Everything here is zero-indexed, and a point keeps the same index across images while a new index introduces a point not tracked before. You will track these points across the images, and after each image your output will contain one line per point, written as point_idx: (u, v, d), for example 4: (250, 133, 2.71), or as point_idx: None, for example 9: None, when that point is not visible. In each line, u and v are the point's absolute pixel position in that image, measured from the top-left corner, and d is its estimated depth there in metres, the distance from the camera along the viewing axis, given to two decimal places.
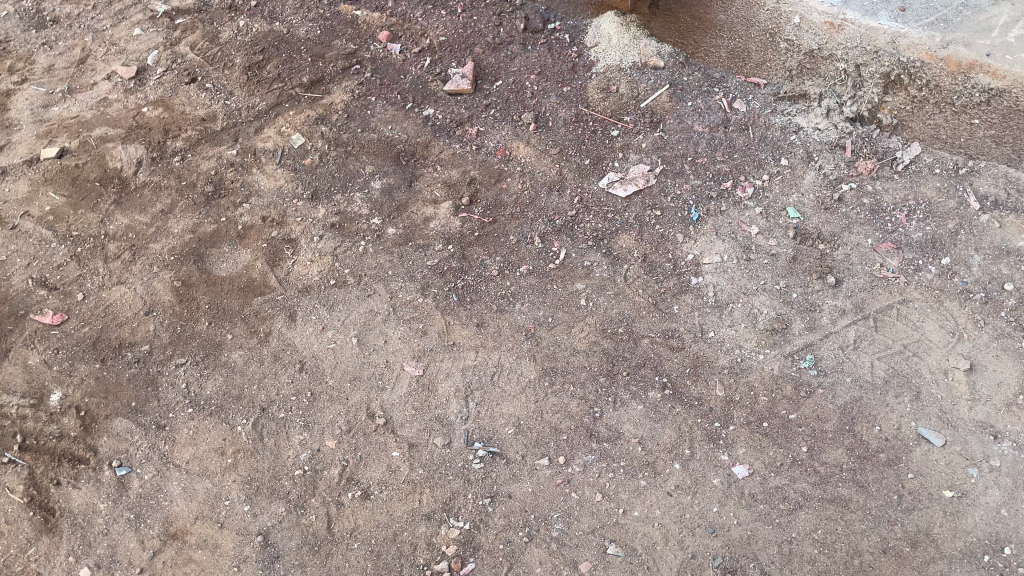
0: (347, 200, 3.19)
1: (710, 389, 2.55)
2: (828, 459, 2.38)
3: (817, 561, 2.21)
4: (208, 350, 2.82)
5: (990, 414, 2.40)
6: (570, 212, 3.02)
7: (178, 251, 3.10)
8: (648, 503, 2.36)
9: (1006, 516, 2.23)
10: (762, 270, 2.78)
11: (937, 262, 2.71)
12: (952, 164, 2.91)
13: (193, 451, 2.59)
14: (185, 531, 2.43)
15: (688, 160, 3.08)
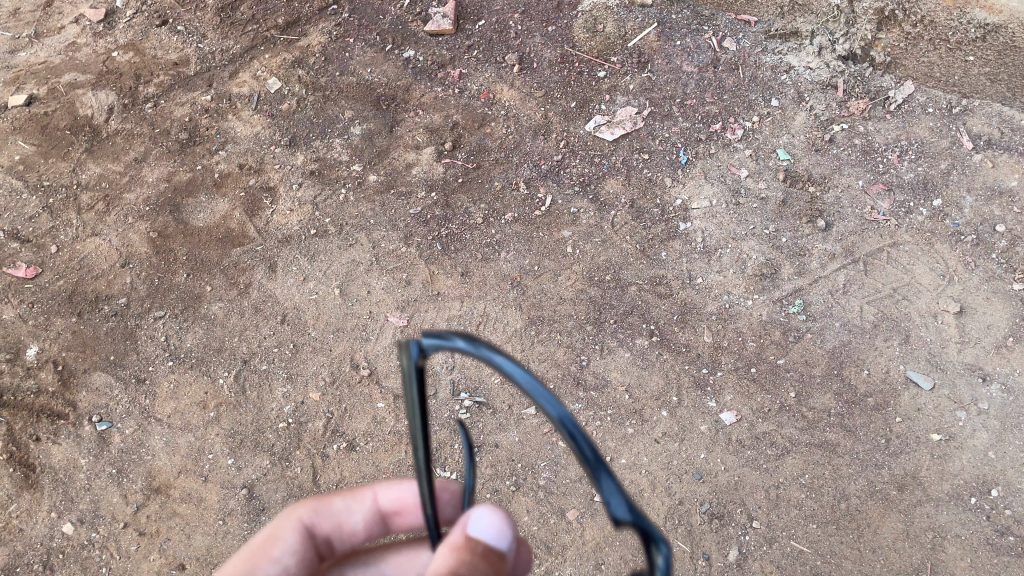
0: (326, 145, 3.10)
1: (698, 335, 2.52)
2: (816, 403, 2.37)
3: (804, 506, 2.22)
4: (187, 302, 2.77)
5: (979, 356, 2.38)
6: (556, 157, 2.95)
7: (153, 201, 3.02)
8: (636, 450, 2.35)
9: (994, 459, 2.23)
10: (752, 214, 2.71)
11: (929, 204, 2.65)
12: (946, 103, 2.82)
13: (174, 404, 2.55)
14: (169, 486, 2.41)
15: (677, 102, 2.98)
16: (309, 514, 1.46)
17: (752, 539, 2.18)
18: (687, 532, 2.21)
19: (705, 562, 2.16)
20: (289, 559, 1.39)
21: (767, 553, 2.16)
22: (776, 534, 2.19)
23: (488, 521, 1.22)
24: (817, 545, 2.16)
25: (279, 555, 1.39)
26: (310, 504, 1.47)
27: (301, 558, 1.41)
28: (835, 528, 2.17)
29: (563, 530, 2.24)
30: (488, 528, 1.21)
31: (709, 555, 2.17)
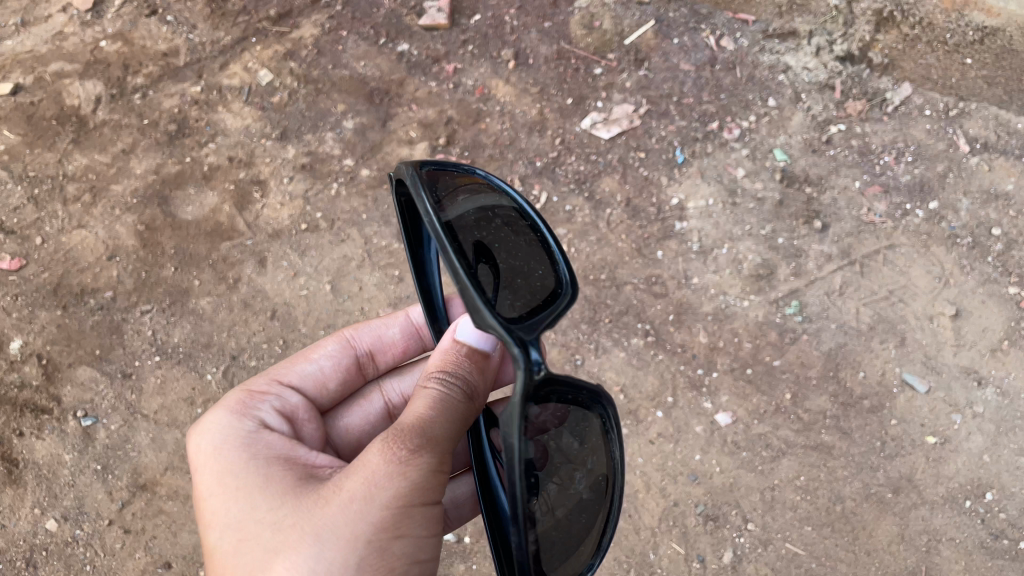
0: (318, 139, 3.06)
1: (693, 336, 2.49)
2: (812, 405, 2.35)
3: (799, 508, 2.22)
4: (175, 297, 2.74)
5: (975, 359, 2.37)
6: (552, 154, 2.92)
7: (141, 193, 2.97)
8: (631, 451, 2.34)
9: (988, 462, 2.24)
10: (748, 214, 2.69)
11: (926, 207, 2.63)
12: (943, 105, 2.79)
13: (161, 400, 2.56)
14: (155, 483, 2.43)
15: (674, 101, 2.96)
16: (349, 334, 1.81)
17: (747, 542, 2.20)
18: (681, 533, 2.22)
19: (700, 564, 2.18)
20: (326, 363, 1.73)
21: (762, 555, 2.18)
22: (770, 536, 2.20)
23: (469, 329, 1.45)
24: (812, 547, 2.18)
25: (318, 358, 1.73)
26: (352, 329, 1.82)
27: (338, 365, 1.75)
28: (830, 531, 2.19)
29: None
30: (468, 334, 1.44)
31: (704, 557, 2.19)
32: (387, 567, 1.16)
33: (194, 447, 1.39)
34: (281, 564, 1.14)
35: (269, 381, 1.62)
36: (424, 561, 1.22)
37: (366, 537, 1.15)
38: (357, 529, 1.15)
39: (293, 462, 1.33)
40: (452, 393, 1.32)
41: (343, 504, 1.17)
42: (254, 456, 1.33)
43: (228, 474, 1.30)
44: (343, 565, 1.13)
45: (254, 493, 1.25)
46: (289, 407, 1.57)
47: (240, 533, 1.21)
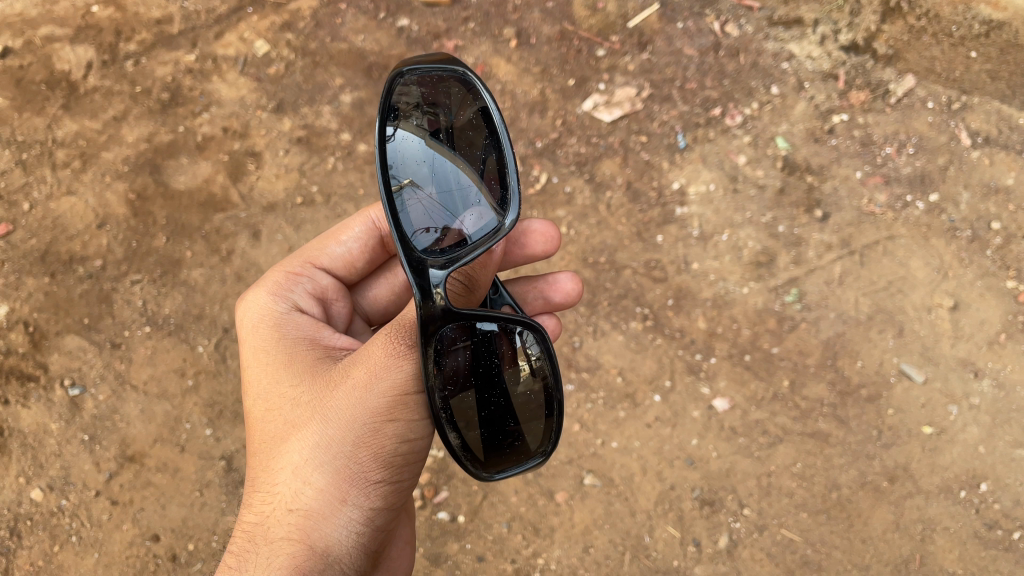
0: (315, 112, 2.99)
1: (692, 321, 2.48)
2: (809, 393, 2.36)
3: (795, 495, 2.23)
4: (166, 267, 2.70)
5: (972, 351, 2.38)
6: (552, 134, 2.87)
7: (132, 161, 2.91)
8: (627, 434, 2.33)
9: (984, 453, 2.25)
10: (749, 202, 2.65)
11: (926, 199, 2.61)
12: (946, 98, 2.76)
13: (151, 371, 2.53)
14: (143, 454, 2.41)
15: (676, 86, 2.90)
16: (376, 215, 1.82)
17: (742, 527, 2.21)
18: (677, 517, 2.23)
19: (695, 548, 2.20)
20: (354, 246, 1.81)
21: (757, 541, 2.19)
22: (766, 522, 2.21)
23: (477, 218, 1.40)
24: (807, 534, 2.19)
25: (347, 240, 1.81)
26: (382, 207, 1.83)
27: (365, 245, 1.83)
28: (826, 517, 2.20)
29: (553, 512, 2.26)
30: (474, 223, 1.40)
31: (699, 541, 2.20)
32: (379, 450, 1.32)
33: (241, 322, 1.61)
34: (296, 438, 1.34)
35: (302, 265, 1.76)
36: (416, 441, 1.37)
37: (359, 424, 1.30)
38: (352, 416, 1.31)
39: (318, 346, 1.50)
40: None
41: (345, 393, 1.33)
42: (285, 341, 1.52)
43: (263, 355, 1.50)
44: (340, 445, 1.31)
45: (279, 376, 1.44)
46: (318, 289, 1.73)
47: (266, 409, 1.41)
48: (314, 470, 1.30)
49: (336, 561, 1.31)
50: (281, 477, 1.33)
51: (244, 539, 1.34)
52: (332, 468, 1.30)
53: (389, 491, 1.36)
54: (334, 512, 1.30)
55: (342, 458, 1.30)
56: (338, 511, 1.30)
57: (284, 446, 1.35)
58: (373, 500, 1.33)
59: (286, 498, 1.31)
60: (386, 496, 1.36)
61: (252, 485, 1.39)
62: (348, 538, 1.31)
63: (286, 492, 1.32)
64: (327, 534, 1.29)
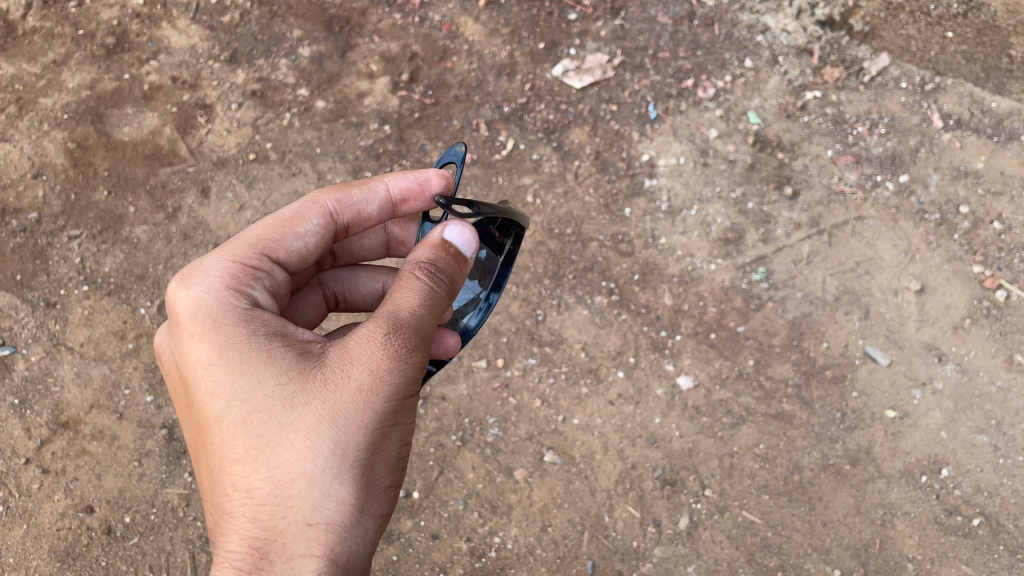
0: (270, 65, 2.82)
1: (658, 297, 2.41)
2: (774, 372, 2.32)
3: (757, 476, 2.20)
4: (107, 223, 2.56)
5: (937, 336, 2.35)
6: (520, 99, 2.74)
7: (72, 108, 2.73)
8: (589, 411, 2.27)
9: (946, 438, 2.23)
10: (719, 176, 2.58)
11: (896, 179, 2.57)
12: (919, 78, 2.70)
13: (88, 332, 2.40)
14: (78, 421, 2.29)
15: (649, 54, 2.79)
16: (332, 202, 1.48)
17: (703, 508, 2.17)
18: (638, 497, 2.18)
19: (655, 529, 2.15)
20: (312, 239, 1.44)
21: (718, 522, 2.16)
22: (727, 503, 2.18)
23: (459, 234, 1.37)
24: (768, 516, 2.16)
25: (304, 232, 1.43)
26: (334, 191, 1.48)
27: (322, 239, 1.47)
28: (787, 500, 2.18)
29: (510, 489, 2.20)
30: (458, 238, 1.36)
31: (659, 521, 2.16)
32: (385, 454, 1.18)
33: (174, 302, 1.22)
34: (299, 446, 1.11)
35: (251, 257, 1.33)
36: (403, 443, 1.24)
37: (373, 426, 1.15)
38: (368, 418, 1.14)
39: (284, 337, 1.22)
40: (438, 291, 1.27)
41: (355, 394, 1.14)
42: (254, 328, 1.19)
43: (218, 337, 1.17)
44: (355, 452, 1.13)
45: (252, 368, 1.15)
46: (273, 287, 1.36)
47: (243, 408, 1.13)
48: (331, 481, 1.11)
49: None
50: (292, 489, 1.10)
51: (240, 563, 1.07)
52: (349, 476, 1.12)
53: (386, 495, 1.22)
54: (352, 524, 1.13)
55: (359, 467, 1.13)
56: (357, 522, 1.14)
57: (285, 451, 1.11)
58: (379, 508, 1.19)
59: (300, 512, 1.10)
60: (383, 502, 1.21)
61: (231, 499, 1.12)
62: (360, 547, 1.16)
63: (298, 507, 1.10)
64: (348, 548, 1.12)
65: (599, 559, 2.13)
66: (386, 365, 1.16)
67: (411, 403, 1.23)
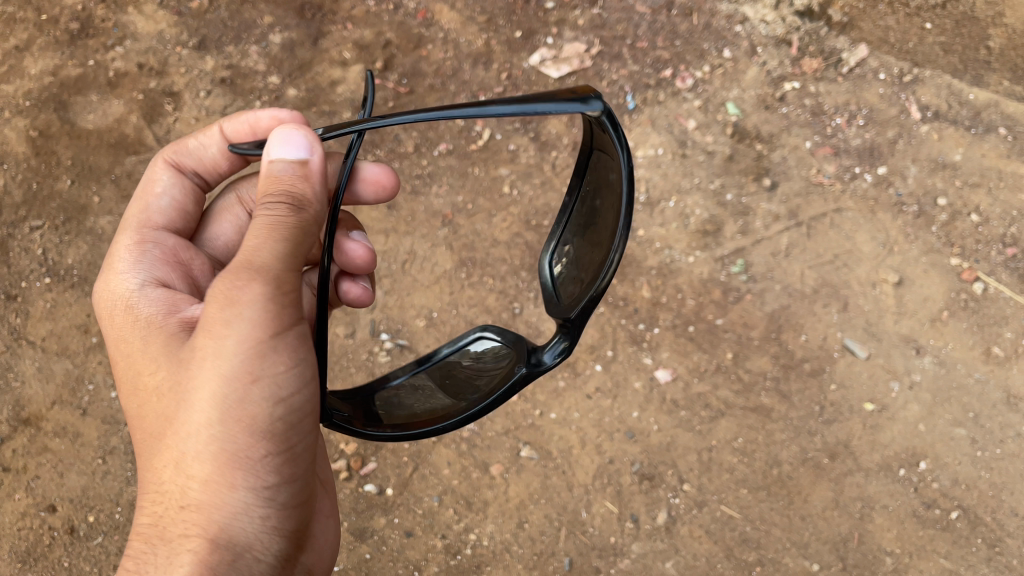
0: (240, 52, 2.75)
1: (636, 290, 2.38)
2: (752, 366, 2.30)
3: (735, 470, 2.18)
4: (70, 213, 2.48)
5: (915, 328, 2.34)
6: (496, 88, 2.68)
7: (35, 95, 2.65)
8: (566, 405, 2.24)
9: (924, 431, 2.22)
10: (697, 167, 2.55)
11: (874, 171, 2.55)
12: (897, 70, 2.69)
13: (51, 326, 2.33)
14: (40, 417, 2.22)
15: (627, 43, 2.75)
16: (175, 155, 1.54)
17: (682, 503, 2.14)
18: (615, 492, 2.15)
19: (633, 524, 2.12)
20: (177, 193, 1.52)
21: (696, 517, 2.13)
22: (706, 498, 2.15)
23: (285, 138, 1.23)
24: (747, 510, 2.14)
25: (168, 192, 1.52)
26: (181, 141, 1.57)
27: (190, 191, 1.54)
28: (766, 494, 2.16)
29: (486, 485, 2.16)
30: (285, 142, 1.23)
31: (637, 517, 2.13)
32: (251, 419, 1.09)
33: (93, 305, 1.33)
34: (164, 432, 1.12)
35: (134, 233, 1.43)
36: (295, 397, 1.14)
37: (226, 395, 1.08)
38: (216, 389, 1.08)
39: (178, 324, 1.24)
40: (278, 215, 1.17)
41: (198, 366, 1.10)
42: (138, 312, 1.27)
43: (121, 337, 1.26)
44: (210, 426, 1.08)
45: (136, 362, 1.20)
46: (168, 256, 1.42)
47: (133, 404, 1.18)
48: (191, 461, 1.09)
49: (243, 550, 1.11)
50: (164, 477, 1.11)
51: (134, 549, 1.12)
52: (206, 453, 1.08)
53: (286, 458, 1.14)
54: (222, 500, 1.09)
55: (214, 440, 1.08)
56: (232, 498, 1.10)
57: (158, 438, 1.13)
58: (268, 477, 1.12)
59: (171, 497, 1.10)
60: (281, 467, 1.14)
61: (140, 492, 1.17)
62: (256, 521, 1.12)
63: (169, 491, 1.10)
64: (222, 524, 1.09)
65: (576, 555, 2.10)
66: (226, 328, 1.09)
67: (283, 349, 1.12)
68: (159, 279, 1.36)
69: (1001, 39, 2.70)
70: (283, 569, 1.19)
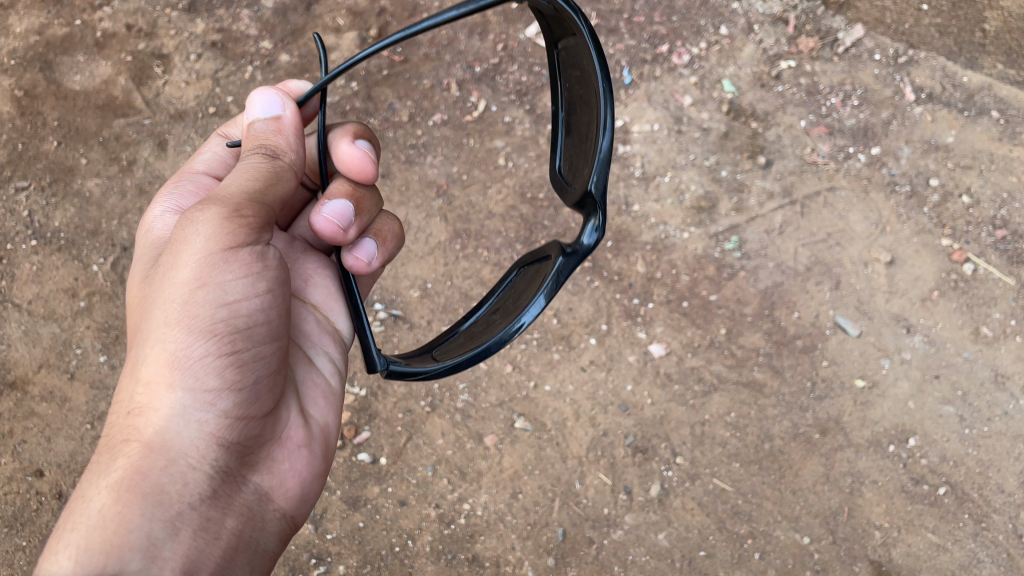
0: (232, 16, 2.66)
1: (631, 264, 2.38)
2: (745, 341, 2.31)
3: (727, 444, 2.20)
4: (57, 175, 2.45)
5: (905, 307, 2.36)
6: (493, 59, 2.63)
7: (19, 53, 2.58)
8: (561, 377, 2.25)
9: (913, 408, 2.25)
10: (692, 144, 2.54)
11: (868, 151, 2.56)
12: (892, 51, 2.68)
13: (37, 289, 2.31)
14: (27, 381, 2.22)
15: (624, 17, 2.70)
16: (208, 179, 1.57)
17: (675, 475, 2.17)
18: (609, 464, 2.17)
19: (626, 496, 2.14)
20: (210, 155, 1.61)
21: (689, 490, 2.16)
22: (699, 471, 2.17)
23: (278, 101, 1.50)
24: (738, 483, 2.17)
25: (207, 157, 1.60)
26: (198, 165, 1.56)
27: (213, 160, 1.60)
28: (758, 468, 2.18)
29: (480, 456, 2.17)
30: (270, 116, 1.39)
31: (630, 489, 2.15)
32: (211, 327, 1.15)
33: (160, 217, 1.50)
34: (140, 341, 1.18)
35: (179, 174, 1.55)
36: (242, 304, 1.18)
37: (174, 302, 1.15)
38: (174, 299, 1.15)
39: None
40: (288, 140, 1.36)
41: (169, 265, 1.19)
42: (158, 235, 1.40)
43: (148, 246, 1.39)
44: (171, 328, 1.15)
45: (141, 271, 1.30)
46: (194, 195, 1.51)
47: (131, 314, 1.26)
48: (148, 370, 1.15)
49: (192, 455, 1.13)
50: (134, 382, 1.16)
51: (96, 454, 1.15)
52: (162, 358, 1.14)
53: (231, 364, 1.16)
54: (180, 400, 1.13)
55: (177, 340, 1.14)
56: (169, 396, 1.13)
57: (131, 348, 1.21)
58: (208, 379, 1.14)
59: (135, 396, 1.15)
60: (226, 372, 1.16)
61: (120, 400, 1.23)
62: (200, 427, 1.14)
63: (129, 401, 1.16)
64: (177, 423, 1.13)
65: (569, 526, 2.12)
66: (179, 251, 1.17)
67: (235, 261, 1.17)
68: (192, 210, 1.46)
69: (997, 22, 2.67)
70: (232, 487, 1.18)
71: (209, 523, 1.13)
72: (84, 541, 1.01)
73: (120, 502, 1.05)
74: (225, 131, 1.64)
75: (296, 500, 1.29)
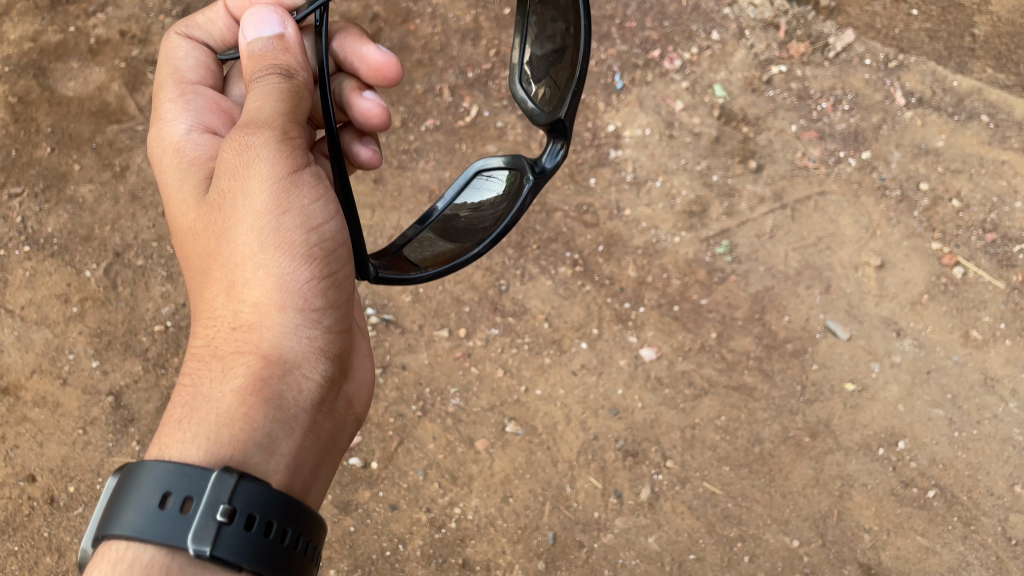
0: None
1: (622, 269, 2.39)
2: (735, 345, 2.32)
3: (718, 448, 2.21)
4: (51, 181, 2.46)
5: (895, 311, 2.37)
6: (485, 65, 2.64)
7: (13, 60, 2.59)
8: (552, 381, 2.26)
9: (903, 412, 2.26)
10: (683, 149, 2.55)
11: (858, 156, 2.57)
12: (882, 56, 2.69)
13: (30, 295, 2.32)
14: (20, 386, 2.22)
15: (615, 23, 2.71)
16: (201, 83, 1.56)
17: (665, 479, 2.17)
18: (599, 468, 2.18)
19: (617, 500, 2.15)
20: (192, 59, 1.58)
21: (679, 494, 2.16)
22: (688, 474, 2.18)
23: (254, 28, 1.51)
24: (728, 487, 2.17)
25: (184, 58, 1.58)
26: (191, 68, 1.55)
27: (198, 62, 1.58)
28: (748, 471, 2.19)
29: (471, 460, 2.18)
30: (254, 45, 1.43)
31: (621, 493, 2.16)
32: (298, 247, 1.19)
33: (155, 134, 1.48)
34: (225, 261, 1.20)
35: (174, 85, 1.52)
36: (325, 226, 1.24)
37: (263, 225, 1.18)
38: (255, 222, 1.18)
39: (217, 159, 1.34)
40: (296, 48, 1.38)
41: (240, 187, 1.20)
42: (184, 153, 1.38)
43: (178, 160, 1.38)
44: (262, 249, 1.18)
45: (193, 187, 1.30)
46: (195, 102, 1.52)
47: (194, 232, 1.26)
48: (241, 290, 1.18)
49: (297, 369, 1.18)
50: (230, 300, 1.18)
51: (188, 369, 1.17)
52: (258, 278, 1.18)
53: (327, 281, 1.23)
54: (284, 317, 1.18)
55: (272, 259, 1.18)
56: (276, 313, 1.18)
57: (207, 269, 1.22)
58: (310, 297, 1.20)
59: (234, 314, 1.18)
60: (324, 289, 1.23)
61: (195, 316, 1.24)
62: (304, 340, 1.20)
63: (226, 318, 1.18)
64: (280, 339, 1.17)
65: (559, 529, 2.12)
66: (249, 169, 1.18)
67: (307, 185, 1.22)
68: (205, 125, 1.46)
69: (986, 27, 2.68)
70: (330, 392, 1.25)
71: (318, 427, 1.20)
72: (212, 438, 1.05)
73: (245, 405, 1.10)
74: (184, 32, 1.59)
75: (364, 400, 1.40)
